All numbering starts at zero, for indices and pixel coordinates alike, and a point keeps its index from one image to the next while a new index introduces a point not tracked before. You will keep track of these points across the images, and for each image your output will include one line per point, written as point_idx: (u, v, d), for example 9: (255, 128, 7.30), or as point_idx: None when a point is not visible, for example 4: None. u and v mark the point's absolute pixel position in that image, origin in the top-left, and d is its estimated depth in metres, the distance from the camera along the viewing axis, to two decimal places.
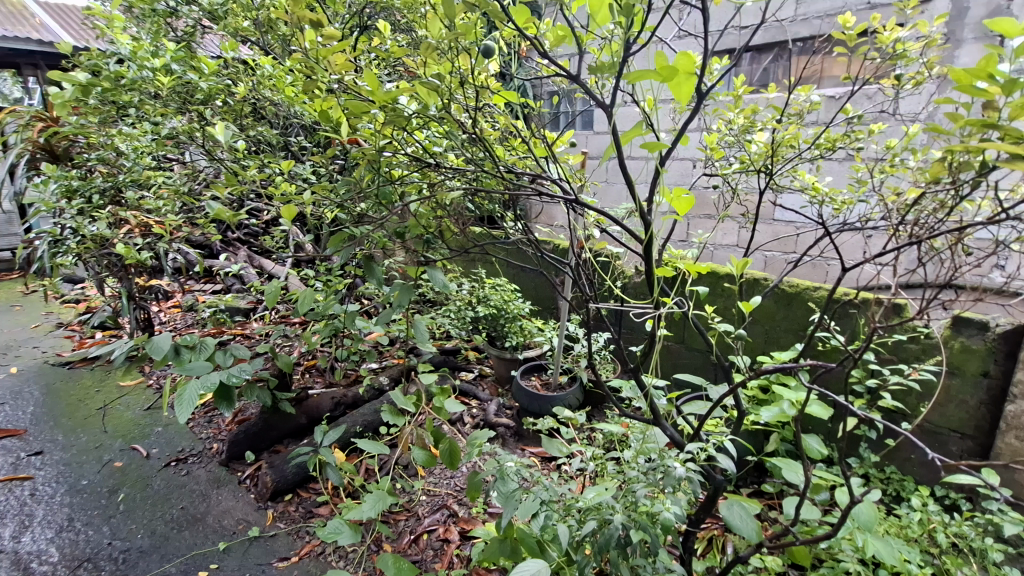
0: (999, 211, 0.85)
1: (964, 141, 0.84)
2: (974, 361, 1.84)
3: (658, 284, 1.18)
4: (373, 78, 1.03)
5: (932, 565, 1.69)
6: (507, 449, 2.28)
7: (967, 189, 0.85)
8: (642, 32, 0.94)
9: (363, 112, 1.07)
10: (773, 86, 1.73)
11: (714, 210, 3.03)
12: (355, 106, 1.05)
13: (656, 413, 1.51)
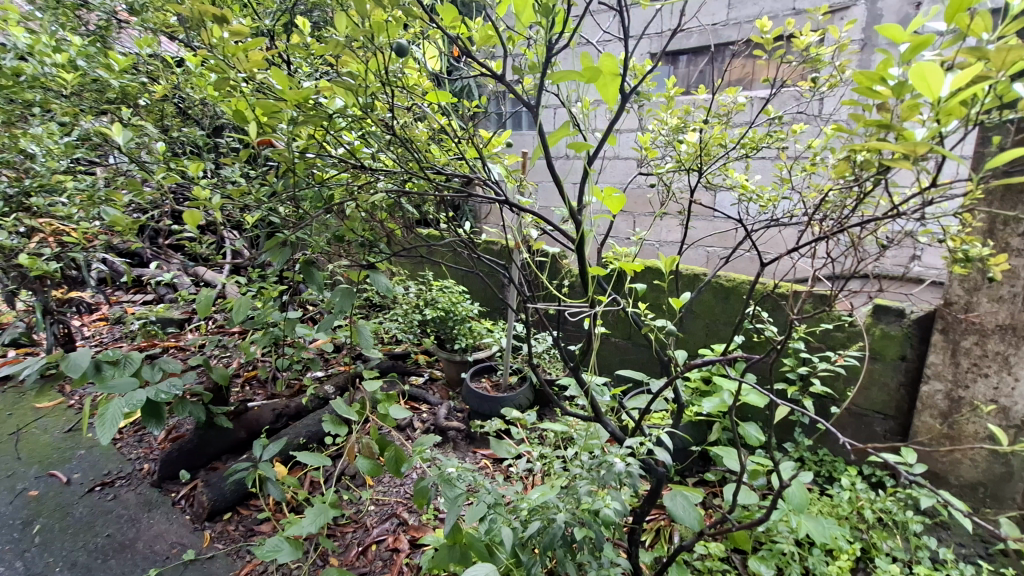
0: (896, 206, 0.90)
1: (865, 141, 0.88)
2: (893, 346, 1.97)
3: (592, 283, 1.19)
4: (282, 76, 0.98)
5: (860, 541, 1.79)
6: (458, 452, 2.25)
7: (870, 186, 0.90)
8: (564, 32, 0.94)
9: (276, 112, 1.01)
10: (703, 86, 1.78)
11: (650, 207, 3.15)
12: (266, 106, 1.00)
13: (598, 409, 1.53)
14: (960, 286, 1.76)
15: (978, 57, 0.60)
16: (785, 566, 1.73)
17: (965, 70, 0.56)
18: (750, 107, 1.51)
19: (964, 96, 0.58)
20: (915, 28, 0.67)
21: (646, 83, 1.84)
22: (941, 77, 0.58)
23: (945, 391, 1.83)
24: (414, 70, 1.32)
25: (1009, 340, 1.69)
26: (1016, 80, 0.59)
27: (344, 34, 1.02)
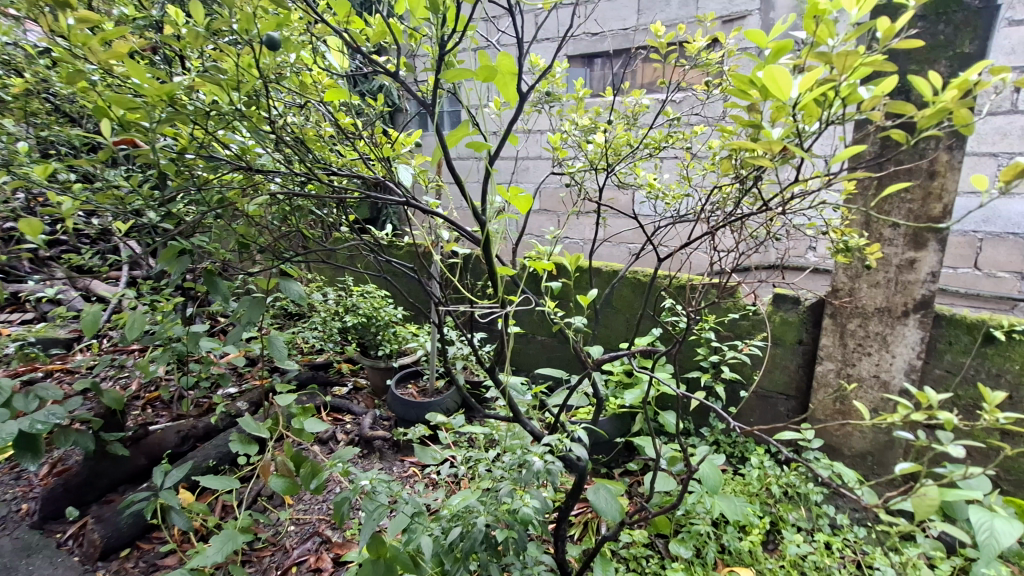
0: (774, 200, 0.96)
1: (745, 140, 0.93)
2: (791, 331, 2.12)
3: (501, 283, 1.19)
4: (139, 69, 0.90)
5: (768, 516, 1.92)
6: (385, 462, 2.18)
7: (751, 182, 0.95)
8: (456, 31, 0.92)
9: (133, 108, 0.92)
10: (610, 88, 1.83)
11: (558, 205, 3.23)
12: (122, 102, 0.91)
13: (518, 409, 1.53)
14: (844, 274, 1.92)
15: (823, 62, 0.65)
16: (703, 546, 1.82)
17: (809, 73, 0.61)
18: (653, 110, 1.57)
19: (812, 96, 0.63)
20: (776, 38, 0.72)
21: (556, 84, 1.85)
22: (787, 78, 0.63)
23: (836, 371, 2.00)
24: (310, 67, 1.26)
25: (886, 321, 1.87)
26: (854, 85, 0.64)
27: (209, 25, 0.96)
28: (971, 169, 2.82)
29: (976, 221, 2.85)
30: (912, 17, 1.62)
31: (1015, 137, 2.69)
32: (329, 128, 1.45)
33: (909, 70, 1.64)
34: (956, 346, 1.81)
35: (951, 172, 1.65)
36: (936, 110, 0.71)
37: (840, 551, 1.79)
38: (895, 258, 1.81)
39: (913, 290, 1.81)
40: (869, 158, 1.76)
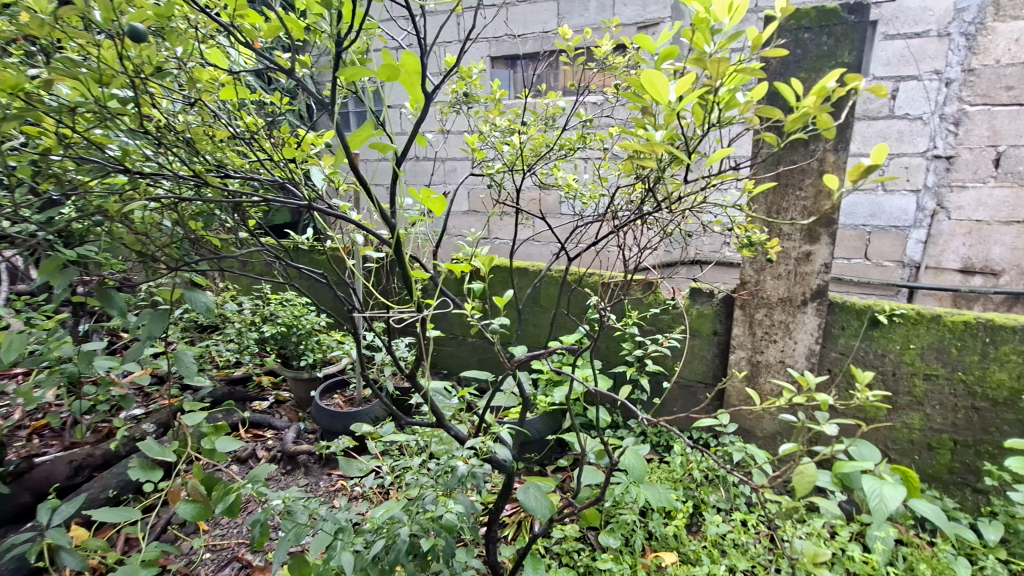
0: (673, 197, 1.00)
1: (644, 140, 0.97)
2: (707, 322, 2.23)
3: (416, 287, 1.17)
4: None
5: (690, 500, 2.01)
6: (310, 477, 2.09)
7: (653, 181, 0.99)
8: (355, 28, 0.90)
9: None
10: (526, 89, 1.84)
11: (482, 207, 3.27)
12: None
13: (442, 414, 1.50)
14: (751, 267, 2.05)
15: (700, 67, 0.69)
16: (630, 535, 1.88)
17: (681, 77, 0.64)
18: (567, 111, 1.60)
19: (687, 100, 0.66)
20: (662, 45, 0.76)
21: (473, 85, 1.85)
22: (665, 81, 0.67)
23: (747, 358, 2.13)
24: (200, 64, 1.18)
25: (788, 310, 2.01)
26: (729, 87, 0.69)
27: (63, 14, 0.87)
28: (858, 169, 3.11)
29: (864, 216, 3.15)
30: (799, 29, 1.76)
31: (892, 140, 3.00)
32: (227, 128, 1.36)
33: (798, 77, 1.77)
34: (848, 331, 1.98)
35: (837, 171, 1.80)
36: (800, 114, 0.77)
37: (755, 527, 1.91)
38: (793, 251, 1.96)
39: (810, 280, 1.96)
40: (768, 158, 1.89)
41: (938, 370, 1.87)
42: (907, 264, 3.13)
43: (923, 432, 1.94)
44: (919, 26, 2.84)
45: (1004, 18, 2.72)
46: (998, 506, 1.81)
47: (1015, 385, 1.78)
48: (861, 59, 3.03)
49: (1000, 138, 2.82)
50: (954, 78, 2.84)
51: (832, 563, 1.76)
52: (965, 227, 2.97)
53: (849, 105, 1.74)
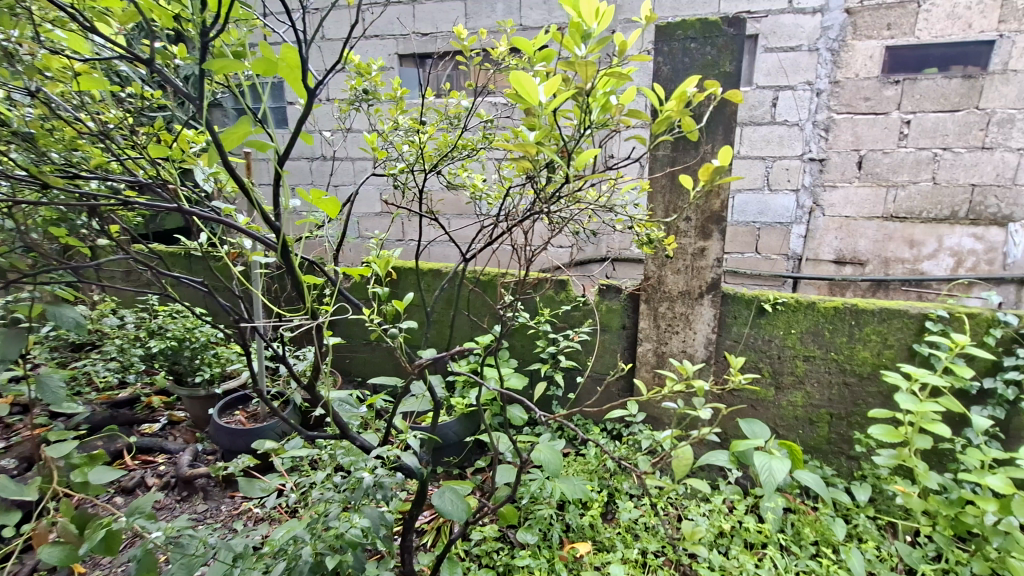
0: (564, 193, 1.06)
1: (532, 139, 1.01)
2: (615, 317, 2.30)
3: (308, 293, 1.12)
4: None
5: (604, 489, 2.08)
6: (209, 502, 1.93)
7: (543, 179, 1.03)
8: (220, 18, 0.84)
9: None
10: (428, 88, 1.80)
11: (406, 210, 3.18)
12: None
13: (346, 425, 1.44)
14: (653, 263, 2.15)
15: (571, 70, 0.73)
16: (548, 530, 1.90)
17: (544, 81, 0.70)
18: (468, 111, 1.58)
19: (552, 101, 0.72)
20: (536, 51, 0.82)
21: (374, 83, 1.79)
22: (532, 83, 0.72)
23: (653, 350, 2.22)
24: (42, 51, 1.05)
25: (688, 302, 2.13)
26: (597, 93, 0.75)
27: None
28: (747, 169, 3.37)
29: (754, 213, 3.42)
30: (686, 39, 1.87)
31: (775, 144, 3.29)
32: (82, 124, 1.22)
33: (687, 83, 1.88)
34: (740, 319, 2.14)
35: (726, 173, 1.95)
36: (665, 117, 0.89)
37: (664, 510, 2.01)
38: (689, 247, 2.08)
39: (705, 273, 2.09)
40: (664, 159, 2.00)
41: (815, 351, 2.07)
42: (790, 257, 3.45)
43: (805, 408, 2.14)
44: (794, 41, 3.13)
45: (861, 37, 3.06)
46: (867, 470, 2.03)
47: (876, 360, 2.01)
48: (746, 69, 3.29)
49: (861, 143, 3.18)
50: (823, 89, 3.17)
51: (730, 535, 1.89)
52: (836, 223, 3.33)
53: (732, 112, 1.88)
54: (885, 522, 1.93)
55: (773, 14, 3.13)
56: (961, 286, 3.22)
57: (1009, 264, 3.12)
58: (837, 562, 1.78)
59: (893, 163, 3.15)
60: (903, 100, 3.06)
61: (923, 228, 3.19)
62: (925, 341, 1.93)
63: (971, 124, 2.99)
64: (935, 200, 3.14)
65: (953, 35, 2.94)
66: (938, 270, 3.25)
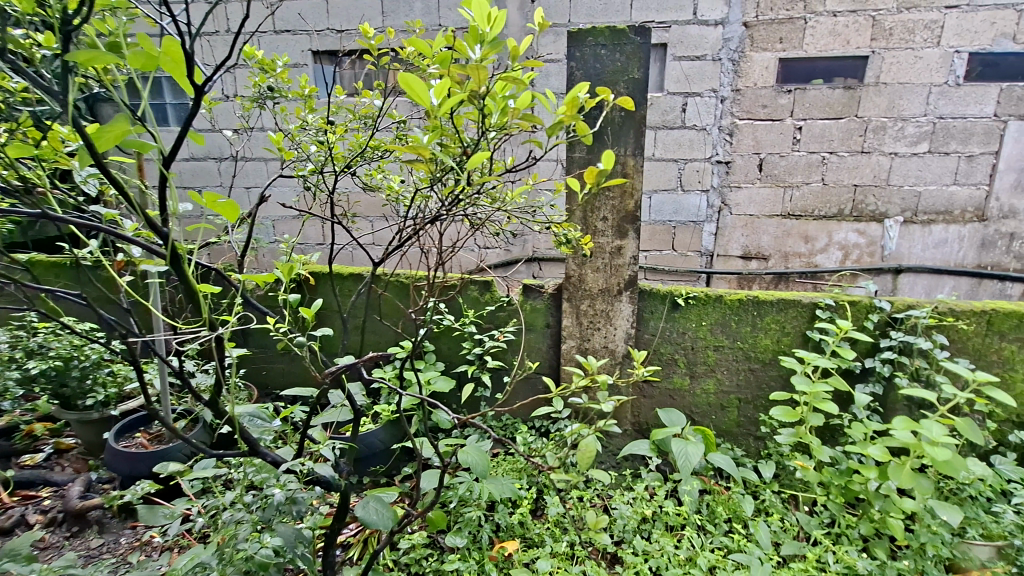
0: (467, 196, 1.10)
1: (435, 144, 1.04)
2: (540, 316, 2.33)
3: (205, 302, 1.05)
4: None
5: (533, 485, 2.10)
6: (106, 536, 1.76)
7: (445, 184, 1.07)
8: (83, 6, 0.78)
9: None
10: (339, 86, 1.74)
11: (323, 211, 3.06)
12: None
13: (256, 441, 1.36)
14: (574, 262, 2.20)
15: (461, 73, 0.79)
16: (478, 532, 1.90)
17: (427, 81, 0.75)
18: (379, 111, 1.53)
19: (438, 99, 0.77)
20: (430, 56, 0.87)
21: (279, 80, 1.70)
22: (422, 85, 0.76)
23: (577, 347, 2.28)
24: None
25: (608, 299, 2.21)
26: (494, 95, 0.85)
27: None
28: (661, 171, 3.55)
29: (669, 212, 3.61)
30: (597, 45, 1.94)
31: (686, 147, 3.49)
32: None
33: (599, 88, 1.96)
34: (656, 314, 2.25)
35: (638, 175, 2.05)
36: (558, 124, 0.96)
37: (591, 502, 2.07)
38: (607, 245, 2.14)
39: (622, 271, 2.17)
40: (580, 161, 2.06)
41: (724, 341, 2.22)
42: (703, 253, 3.68)
43: (717, 395, 2.28)
44: (699, 51, 3.33)
45: (758, 49, 3.31)
46: (772, 448, 2.20)
47: (776, 347, 2.19)
48: (656, 76, 3.46)
49: (761, 147, 3.44)
50: (726, 96, 3.39)
51: (652, 520, 1.97)
52: (742, 221, 3.59)
53: (641, 117, 1.97)
54: (788, 495, 2.09)
55: (679, 25, 3.31)
56: (848, 276, 3.58)
57: (887, 256, 3.50)
58: (747, 536, 1.91)
59: (788, 165, 3.44)
60: (796, 108, 3.35)
61: (815, 225, 3.51)
62: (816, 327, 2.12)
63: (851, 131, 3.32)
64: (824, 199, 3.46)
65: (834, 50, 3.25)
66: (829, 262, 3.59)
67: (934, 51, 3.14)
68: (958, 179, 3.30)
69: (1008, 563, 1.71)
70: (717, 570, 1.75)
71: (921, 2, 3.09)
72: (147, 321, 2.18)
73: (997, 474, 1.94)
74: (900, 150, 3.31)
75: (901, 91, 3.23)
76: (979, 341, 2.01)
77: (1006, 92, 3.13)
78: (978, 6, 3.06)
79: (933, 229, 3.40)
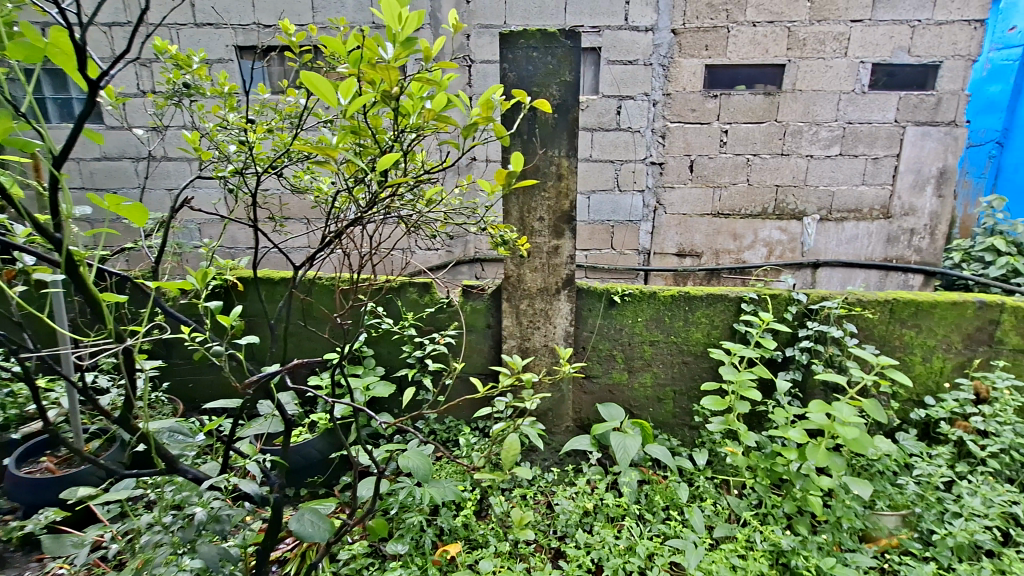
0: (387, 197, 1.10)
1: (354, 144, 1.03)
2: (480, 317, 2.33)
3: (108, 312, 0.98)
4: None
5: (477, 486, 2.10)
6: (7, 571, 1.60)
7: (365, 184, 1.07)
8: None
9: None
10: (262, 84, 1.67)
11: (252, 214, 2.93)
12: None
13: (174, 458, 1.28)
14: (512, 262, 2.21)
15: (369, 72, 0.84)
16: (421, 537, 1.87)
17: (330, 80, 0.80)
18: (304, 110, 1.48)
19: (344, 95, 0.81)
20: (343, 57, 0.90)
21: (197, 77, 1.61)
22: (324, 82, 0.80)
23: (517, 346, 2.30)
24: None
25: (546, 298, 2.24)
26: (410, 95, 0.91)
27: None
28: (599, 172, 3.64)
29: (607, 212, 3.71)
30: (528, 48, 1.96)
31: (621, 148, 3.60)
32: None
33: (532, 90, 1.98)
34: (593, 312, 2.30)
35: (571, 175, 2.09)
36: (471, 126, 1.01)
37: (534, 499, 2.09)
38: (544, 245, 2.17)
39: (559, 270, 2.21)
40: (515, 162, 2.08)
41: (658, 336, 2.30)
42: (640, 252, 3.80)
43: (654, 388, 2.36)
44: (631, 56, 3.44)
45: (685, 55, 3.46)
46: (705, 437, 2.30)
47: (706, 340, 2.29)
48: (591, 79, 3.55)
49: (691, 149, 3.60)
50: (658, 100, 3.52)
51: (594, 513, 2.02)
52: (676, 220, 3.74)
53: (573, 119, 2.02)
54: (720, 480, 2.19)
55: (611, 30, 3.41)
56: (773, 271, 3.80)
57: (806, 251, 3.75)
58: (682, 522, 1.99)
59: (716, 166, 3.61)
60: (722, 112, 3.53)
61: (742, 223, 3.71)
62: (741, 320, 2.24)
63: (772, 134, 3.53)
64: (750, 199, 3.66)
65: (755, 58, 3.45)
66: (755, 258, 3.80)
67: (842, 61, 3.39)
68: (866, 179, 3.58)
69: (911, 530, 1.92)
70: (655, 556, 1.81)
71: (830, 16, 3.34)
72: (47, 336, 2.03)
73: (900, 450, 2.11)
74: (815, 152, 3.55)
75: (815, 98, 3.47)
76: (883, 328, 2.20)
77: (904, 101, 3.43)
78: (879, 21, 3.34)
79: (846, 226, 3.67)
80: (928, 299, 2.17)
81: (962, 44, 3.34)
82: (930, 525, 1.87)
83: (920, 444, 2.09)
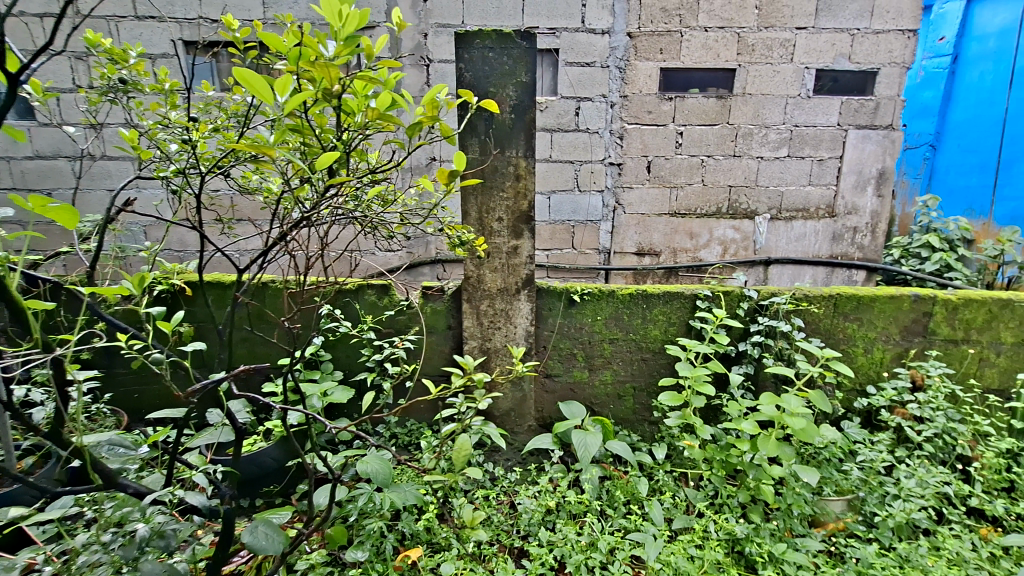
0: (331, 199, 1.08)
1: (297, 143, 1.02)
2: (441, 318, 2.32)
3: (33, 320, 0.92)
4: None
5: (439, 489, 2.08)
6: None
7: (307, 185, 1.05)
8: None
9: None
10: (206, 81, 1.60)
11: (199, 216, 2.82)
12: None
13: (113, 473, 1.22)
14: (472, 262, 2.20)
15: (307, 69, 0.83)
16: (381, 543, 1.84)
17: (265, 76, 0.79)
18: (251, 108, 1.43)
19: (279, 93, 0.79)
20: (283, 55, 0.89)
21: (135, 72, 1.53)
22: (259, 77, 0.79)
23: (478, 347, 2.29)
24: None
25: (506, 298, 2.24)
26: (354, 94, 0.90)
27: None
28: (559, 172, 3.68)
29: (568, 212, 3.74)
30: (484, 48, 1.97)
31: (580, 149, 3.64)
32: None
33: (488, 90, 1.98)
34: (553, 311, 2.32)
35: (529, 176, 2.10)
36: (416, 126, 1.01)
37: (497, 500, 2.08)
38: (503, 245, 2.17)
39: (519, 270, 2.21)
40: (473, 162, 2.07)
41: (617, 333, 2.34)
42: (601, 251, 3.85)
43: (614, 385, 2.40)
44: (588, 58, 3.49)
45: (641, 58, 3.54)
46: (664, 431, 2.35)
47: (663, 337, 2.35)
48: (550, 80, 3.58)
49: (648, 150, 3.67)
50: (615, 102, 3.59)
51: (556, 510, 2.03)
52: (634, 219, 3.81)
53: (529, 120, 2.03)
54: (678, 473, 2.25)
55: (568, 32, 3.45)
56: (727, 269, 3.93)
57: (758, 249, 3.88)
58: (642, 516, 2.02)
59: (672, 167, 3.70)
60: (677, 114, 3.62)
61: (698, 222, 3.81)
62: (696, 317, 2.30)
63: (724, 136, 3.65)
64: (704, 198, 3.77)
65: (707, 62, 3.55)
66: (711, 257, 3.92)
67: (788, 66, 3.54)
68: (812, 180, 3.74)
69: (855, 513, 2.01)
70: (616, 551, 1.83)
71: (777, 23, 3.47)
72: None
73: (845, 437, 2.21)
74: (765, 154, 3.69)
75: (764, 101, 3.60)
76: (828, 322, 2.30)
77: (846, 105, 3.61)
78: (821, 29, 3.49)
79: (794, 224, 3.82)
80: (868, 293, 2.29)
81: (897, 52, 3.53)
82: (873, 508, 1.98)
83: (863, 431, 2.20)
